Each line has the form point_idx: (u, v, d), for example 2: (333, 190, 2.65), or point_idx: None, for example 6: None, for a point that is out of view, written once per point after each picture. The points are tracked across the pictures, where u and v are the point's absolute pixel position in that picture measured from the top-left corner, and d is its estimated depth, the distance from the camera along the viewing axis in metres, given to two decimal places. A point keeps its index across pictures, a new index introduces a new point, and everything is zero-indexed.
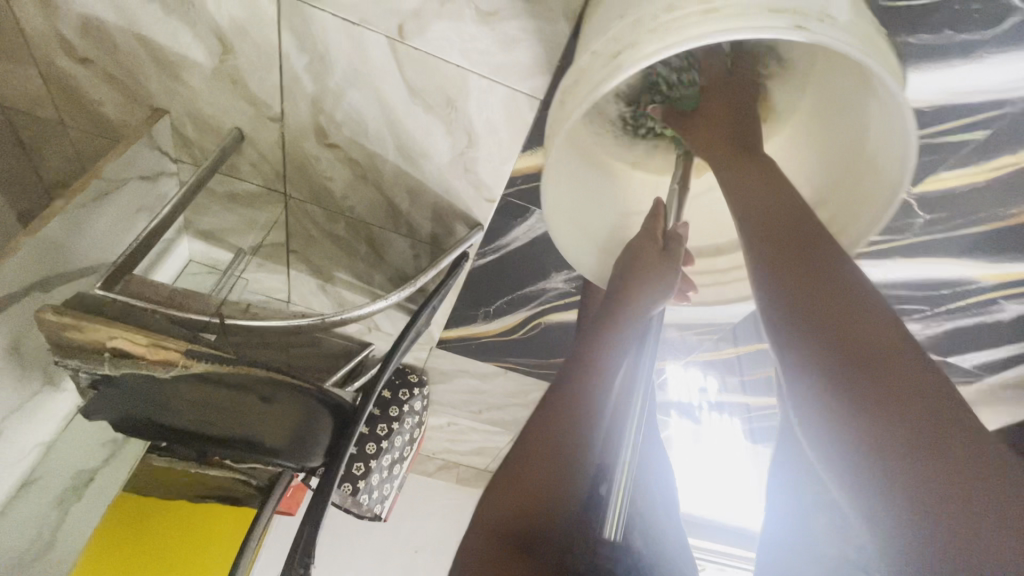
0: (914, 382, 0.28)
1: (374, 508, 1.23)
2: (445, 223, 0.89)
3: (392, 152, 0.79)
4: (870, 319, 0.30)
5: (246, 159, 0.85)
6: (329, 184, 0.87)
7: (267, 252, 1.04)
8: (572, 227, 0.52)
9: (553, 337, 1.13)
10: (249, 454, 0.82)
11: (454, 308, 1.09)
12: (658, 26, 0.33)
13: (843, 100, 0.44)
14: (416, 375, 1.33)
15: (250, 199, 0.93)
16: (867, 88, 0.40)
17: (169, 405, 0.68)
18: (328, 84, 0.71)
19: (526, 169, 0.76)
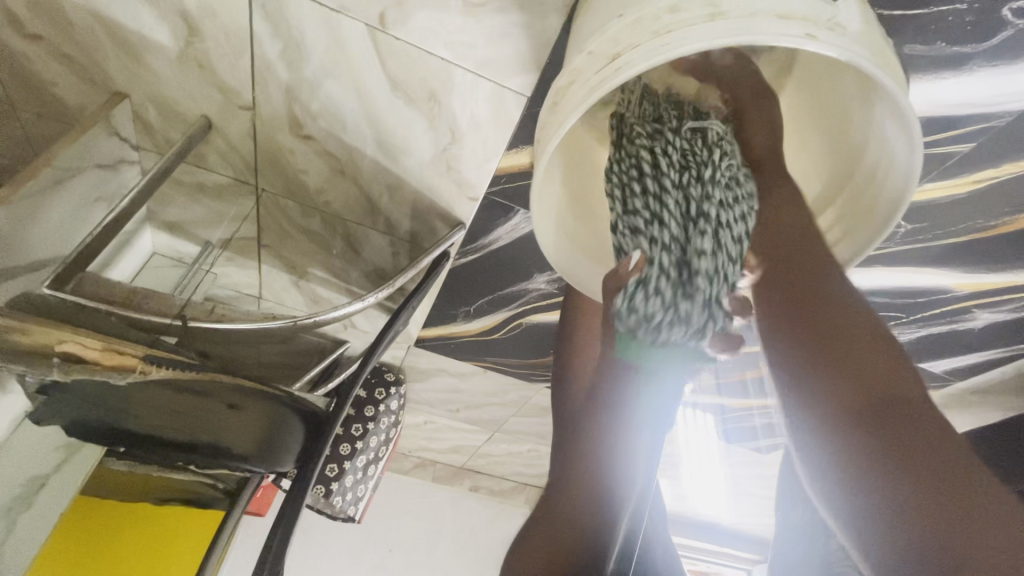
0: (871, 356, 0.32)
1: (347, 510, 1.20)
2: (425, 221, 0.86)
3: (371, 147, 0.75)
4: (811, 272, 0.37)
5: (215, 148, 0.80)
6: (304, 177, 0.83)
7: (236, 245, 1.00)
8: (563, 231, 0.50)
9: (535, 337, 1.12)
10: (214, 459, 0.79)
11: (433, 307, 1.07)
12: (664, 30, 0.31)
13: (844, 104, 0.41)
14: (393, 374, 1.29)
15: (219, 191, 0.89)
16: (865, 97, 0.39)
17: (127, 410, 0.64)
18: (303, 73, 0.67)
19: (511, 168, 0.74)
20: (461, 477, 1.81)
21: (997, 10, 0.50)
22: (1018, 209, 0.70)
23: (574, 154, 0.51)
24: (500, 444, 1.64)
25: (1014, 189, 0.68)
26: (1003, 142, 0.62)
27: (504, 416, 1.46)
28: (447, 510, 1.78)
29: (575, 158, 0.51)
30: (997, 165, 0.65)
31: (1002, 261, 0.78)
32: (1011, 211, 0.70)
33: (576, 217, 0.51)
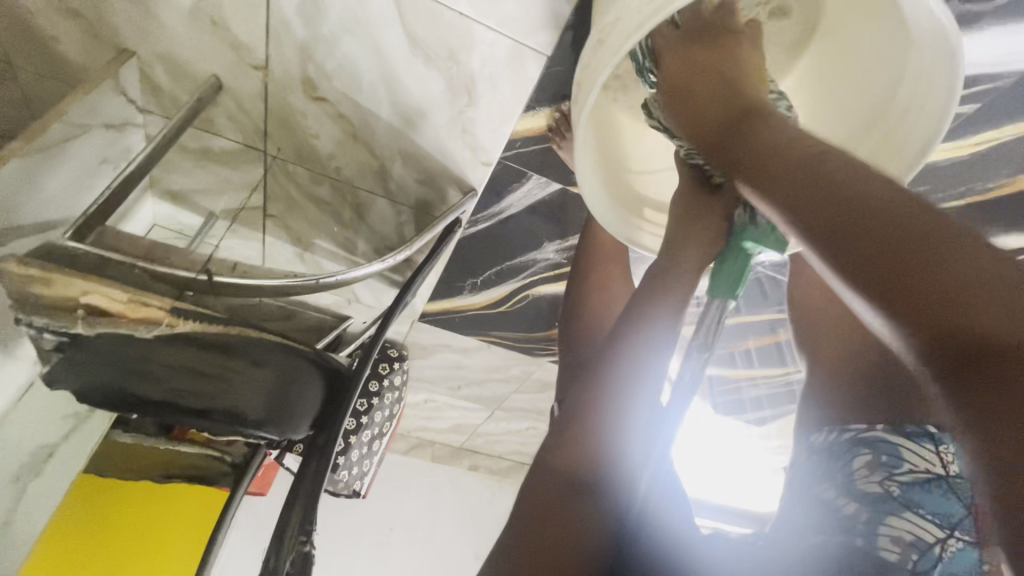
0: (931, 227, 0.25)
1: (353, 485, 1.20)
2: (438, 187, 0.86)
3: (385, 109, 0.75)
4: (851, 180, 0.28)
5: (223, 111, 0.78)
6: (315, 142, 0.82)
7: (239, 215, 0.98)
8: (603, 194, 0.51)
9: (540, 310, 1.13)
10: (229, 426, 0.78)
11: (440, 279, 1.07)
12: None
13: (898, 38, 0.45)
14: (397, 350, 1.29)
15: (226, 158, 0.87)
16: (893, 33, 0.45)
17: (145, 372, 0.63)
18: (320, 30, 0.66)
19: (527, 131, 0.74)
20: (459, 457, 1.81)
21: None
22: (1015, 172, 0.73)
23: (604, 118, 0.52)
24: (500, 422, 1.66)
25: (1013, 151, 0.70)
26: (1009, 104, 0.65)
27: (506, 393, 1.48)
28: (446, 491, 1.79)
29: (607, 123, 0.53)
30: (998, 127, 0.67)
31: (997, 225, 0.81)
32: (1009, 174, 0.74)
33: (614, 172, 0.52)
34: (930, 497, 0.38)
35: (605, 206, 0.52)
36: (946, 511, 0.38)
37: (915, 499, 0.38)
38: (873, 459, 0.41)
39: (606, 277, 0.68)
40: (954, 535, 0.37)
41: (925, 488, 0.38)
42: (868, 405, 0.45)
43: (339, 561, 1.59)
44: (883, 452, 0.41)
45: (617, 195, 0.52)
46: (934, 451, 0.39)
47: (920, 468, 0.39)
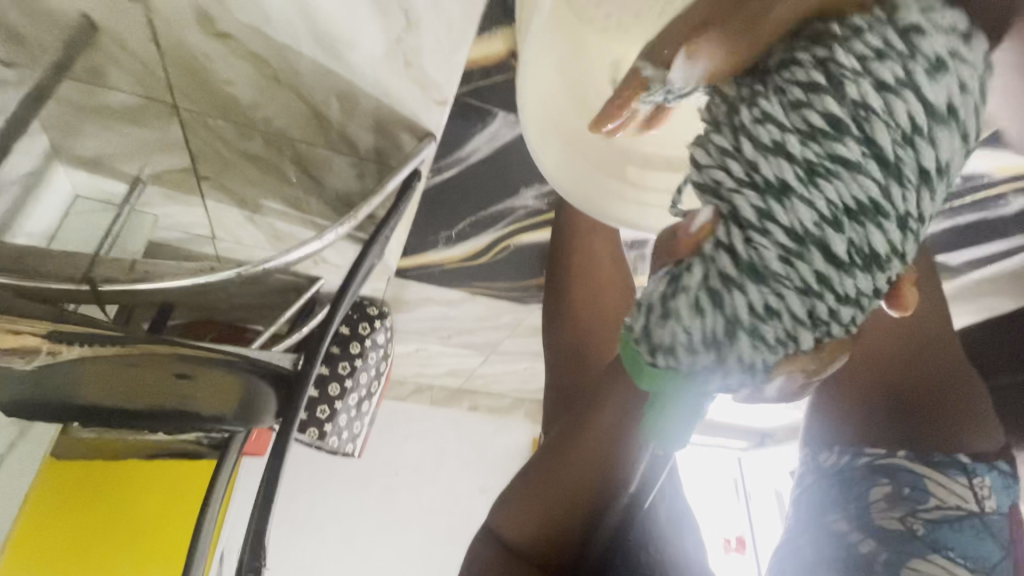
0: None
1: (345, 448, 1.17)
2: (388, 134, 0.72)
3: (307, 43, 0.60)
4: None
5: (109, 59, 0.63)
6: (231, 90, 0.67)
7: (169, 179, 0.85)
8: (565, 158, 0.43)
9: (525, 258, 1.03)
10: (188, 422, 0.71)
11: (410, 234, 0.95)
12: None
13: None
14: (376, 307, 1.20)
15: (132, 115, 0.72)
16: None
17: (61, 387, 0.55)
18: None
19: (485, 60, 0.60)
20: (459, 398, 1.80)
21: None
22: None
23: (581, 59, 0.42)
24: (496, 365, 1.62)
25: None
26: None
27: (499, 339, 1.41)
28: (448, 432, 1.79)
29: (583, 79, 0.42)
30: None
31: None
32: None
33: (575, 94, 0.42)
34: (961, 538, 0.32)
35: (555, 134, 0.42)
36: (984, 553, 0.32)
37: (945, 541, 0.32)
38: (894, 491, 0.34)
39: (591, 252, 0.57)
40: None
41: (956, 526, 0.32)
42: (890, 419, 0.36)
43: (349, 506, 1.63)
44: (905, 482, 0.34)
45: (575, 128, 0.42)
46: (967, 483, 0.34)
47: (950, 504, 0.33)
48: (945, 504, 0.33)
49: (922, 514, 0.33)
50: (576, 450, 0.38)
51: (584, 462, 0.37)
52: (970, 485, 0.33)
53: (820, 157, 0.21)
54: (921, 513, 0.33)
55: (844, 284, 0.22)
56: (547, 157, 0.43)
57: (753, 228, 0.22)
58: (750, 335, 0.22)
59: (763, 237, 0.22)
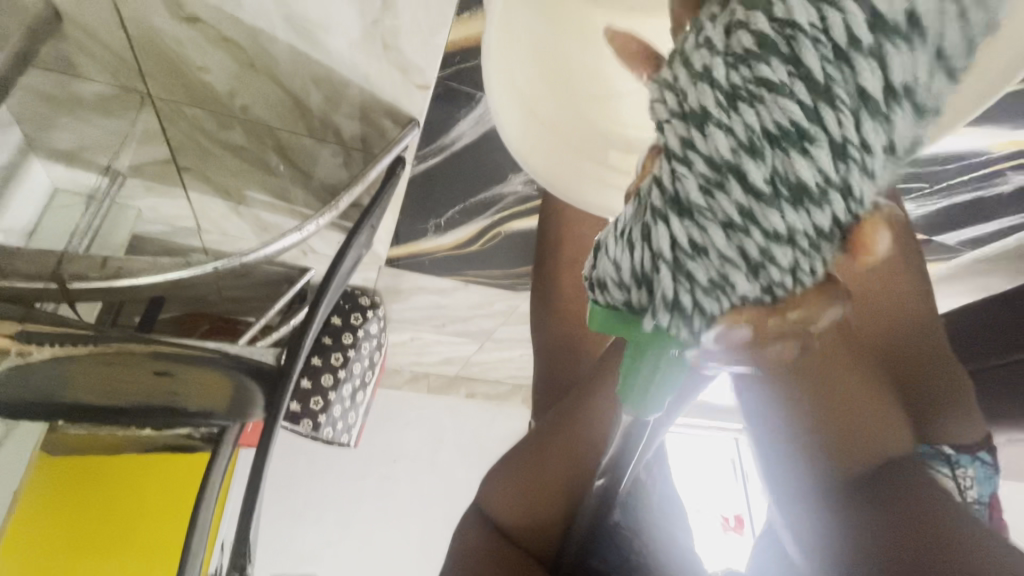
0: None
1: (341, 438, 1.17)
2: (369, 121, 0.70)
3: (279, 26, 0.58)
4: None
5: (77, 47, 0.61)
6: (205, 77, 0.65)
7: (149, 171, 0.83)
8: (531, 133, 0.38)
9: (517, 245, 1.01)
10: (177, 417, 0.71)
11: (398, 222, 0.94)
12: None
13: None
14: (368, 297, 1.20)
15: (106, 106, 0.70)
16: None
17: (41, 386, 0.54)
18: None
19: (465, 41, 0.58)
20: (456, 386, 1.81)
21: None
22: None
23: (565, 30, 0.37)
24: (491, 352, 1.61)
25: None
26: None
27: (493, 326, 1.41)
28: (446, 419, 1.80)
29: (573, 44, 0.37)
30: None
31: None
32: None
33: (558, 76, 0.37)
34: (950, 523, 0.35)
35: (535, 114, 0.37)
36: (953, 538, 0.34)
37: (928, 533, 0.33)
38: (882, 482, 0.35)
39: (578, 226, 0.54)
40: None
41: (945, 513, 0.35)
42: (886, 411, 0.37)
43: (349, 494, 1.64)
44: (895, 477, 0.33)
45: (560, 105, 0.38)
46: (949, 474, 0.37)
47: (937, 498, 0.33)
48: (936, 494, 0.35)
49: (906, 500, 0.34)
50: (562, 438, 0.38)
51: (565, 454, 0.37)
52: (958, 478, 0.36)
53: (745, 80, 0.16)
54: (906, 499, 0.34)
55: (780, 219, 0.16)
56: (514, 129, 0.37)
57: (675, 162, 0.18)
58: (675, 290, 0.18)
59: (684, 166, 0.17)
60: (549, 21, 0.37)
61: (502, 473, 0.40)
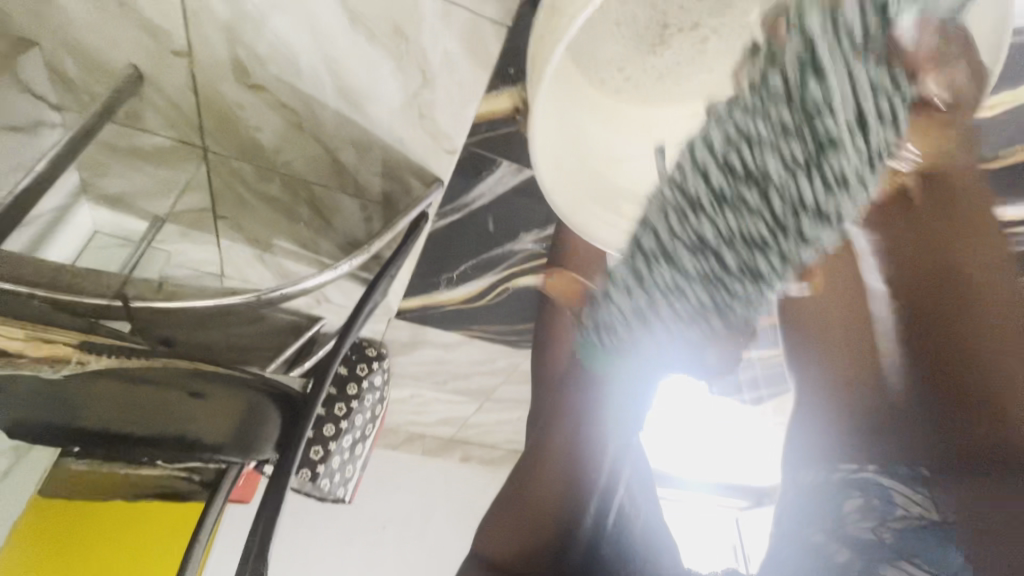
0: None
1: (336, 492, 1.15)
2: (399, 180, 0.78)
3: (332, 95, 0.67)
4: None
5: (150, 106, 0.70)
6: (258, 136, 0.73)
7: (187, 218, 0.90)
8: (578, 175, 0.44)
9: (522, 302, 1.06)
10: (185, 452, 0.72)
11: (413, 275, 1.00)
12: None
13: None
14: (374, 349, 1.23)
15: (162, 157, 0.78)
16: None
17: (70, 406, 0.56)
18: (244, 7, 0.57)
19: (492, 114, 0.67)
20: (451, 449, 1.77)
21: None
22: None
23: (589, 110, 0.45)
24: (490, 413, 1.61)
25: None
26: None
27: (493, 385, 1.42)
28: (438, 483, 1.76)
29: (614, 110, 0.46)
30: None
31: None
32: None
33: (585, 149, 0.45)
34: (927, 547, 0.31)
35: (567, 174, 0.44)
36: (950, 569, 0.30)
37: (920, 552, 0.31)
38: (866, 503, 0.34)
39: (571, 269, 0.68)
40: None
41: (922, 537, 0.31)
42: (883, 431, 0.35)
43: (333, 562, 1.56)
44: (875, 494, 0.33)
45: (582, 167, 0.45)
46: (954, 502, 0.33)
47: (914, 513, 0.32)
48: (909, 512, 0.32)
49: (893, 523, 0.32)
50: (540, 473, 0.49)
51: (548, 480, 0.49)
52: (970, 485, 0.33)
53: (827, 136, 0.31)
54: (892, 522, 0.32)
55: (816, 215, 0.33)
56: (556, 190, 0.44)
57: (680, 214, 0.30)
58: None
59: None
60: (577, 107, 0.45)
61: (495, 517, 0.49)
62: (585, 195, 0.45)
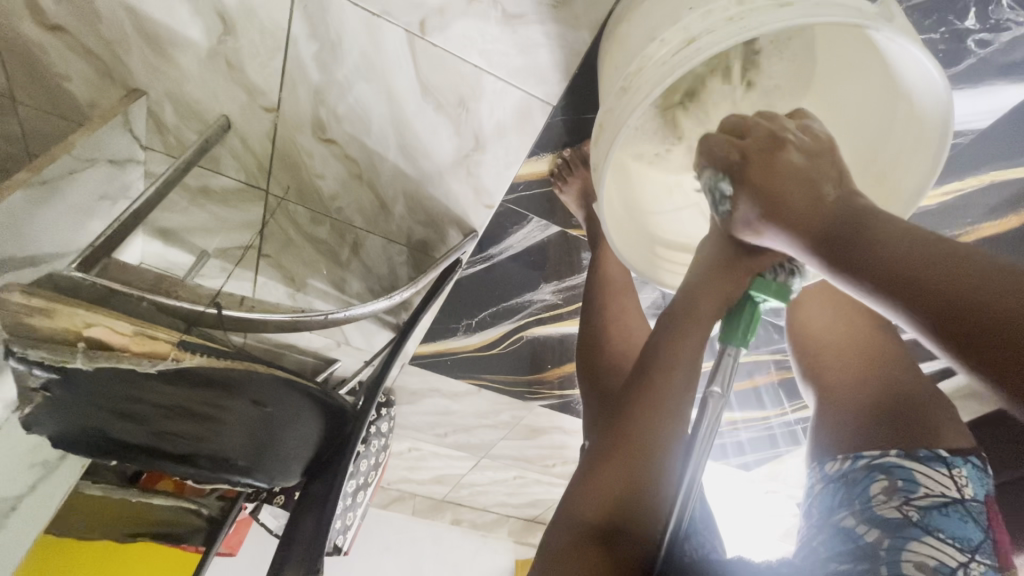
0: (926, 406, 0.51)
1: (335, 540, 1.12)
2: (438, 228, 0.87)
3: (393, 151, 0.77)
4: (913, 384, 0.53)
5: (229, 151, 0.79)
6: (319, 182, 0.82)
7: (232, 255, 0.96)
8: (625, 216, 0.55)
9: (534, 352, 1.13)
10: (214, 474, 0.73)
11: (434, 320, 1.06)
12: (794, 1, 0.35)
13: (868, 99, 0.49)
14: (383, 395, 1.25)
15: (225, 197, 0.86)
16: (885, 68, 0.47)
17: (131, 413, 0.60)
18: (335, 75, 0.69)
19: (531, 175, 0.77)
20: (441, 510, 1.74)
21: (964, 39, 0.60)
22: (978, 219, 0.80)
23: (627, 170, 0.56)
24: (486, 471, 1.60)
25: (976, 201, 0.77)
26: (970, 158, 0.72)
27: (494, 440, 1.44)
28: (427, 546, 1.70)
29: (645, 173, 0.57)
30: (959, 178, 0.74)
31: None
32: (972, 221, 0.80)
33: (625, 202, 0.55)
34: (948, 521, 0.43)
35: (615, 220, 0.53)
36: (962, 534, 0.43)
37: (936, 523, 0.43)
38: (890, 484, 0.46)
39: (623, 310, 0.68)
40: (973, 557, 0.42)
41: (943, 511, 0.43)
42: (874, 432, 0.51)
43: None
44: (898, 476, 0.46)
45: (625, 216, 0.55)
46: (947, 473, 0.45)
47: (936, 492, 0.44)
48: (930, 493, 0.44)
49: (914, 504, 0.44)
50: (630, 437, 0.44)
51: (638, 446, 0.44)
52: (957, 476, 0.45)
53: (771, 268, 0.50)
54: (913, 502, 0.44)
55: None
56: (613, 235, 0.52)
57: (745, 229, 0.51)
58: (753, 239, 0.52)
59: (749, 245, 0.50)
60: (619, 171, 0.55)
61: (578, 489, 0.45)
62: (627, 242, 0.55)
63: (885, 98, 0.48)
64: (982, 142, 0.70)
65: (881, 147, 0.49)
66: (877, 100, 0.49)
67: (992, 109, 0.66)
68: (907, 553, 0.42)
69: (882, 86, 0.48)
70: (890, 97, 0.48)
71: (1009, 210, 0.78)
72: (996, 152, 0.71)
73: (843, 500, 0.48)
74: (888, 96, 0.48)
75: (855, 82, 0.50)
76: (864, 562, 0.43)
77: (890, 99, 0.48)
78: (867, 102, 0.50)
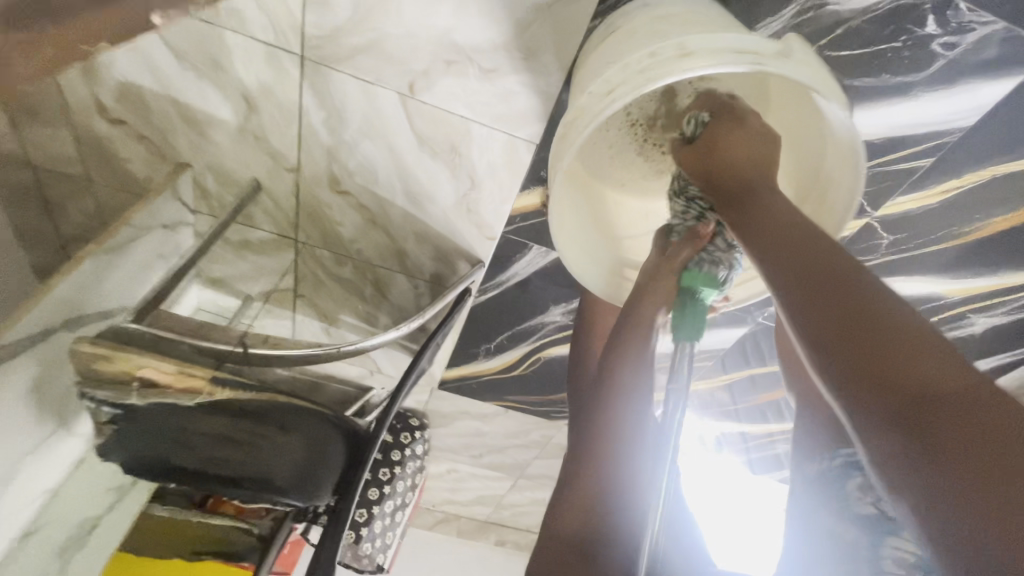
0: None
1: (377, 557, 1.20)
2: (448, 261, 0.94)
3: (400, 197, 0.85)
4: None
5: (261, 208, 0.90)
6: (340, 229, 0.92)
7: (273, 297, 1.08)
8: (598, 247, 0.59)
9: (554, 371, 1.16)
10: (258, 495, 0.82)
11: (456, 346, 1.12)
12: (692, 52, 0.40)
13: (802, 127, 0.53)
14: (417, 419, 1.33)
15: (262, 247, 0.98)
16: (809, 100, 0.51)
17: (183, 441, 0.70)
18: (343, 136, 0.78)
19: (525, 207, 0.83)
20: (486, 532, 1.77)
21: (928, 45, 0.61)
22: (988, 215, 0.77)
23: (594, 200, 0.61)
24: (524, 491, 1.63)
25: (981, 196, 0.75)
26: (962, 154, 0.71)
27: (528, 459, 1.47)
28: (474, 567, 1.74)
29: (614, 202, 0.62)
30: (957, 176, 0.73)
31: (990, 265, 0.83)
32: (982, 217, 0.77)
33: (593, 231, 0.60)
34: None
35: (582, 247, 0.58)
36: None
37: None
38: (866, 483, 0.47)
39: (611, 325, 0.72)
40: None
41: None
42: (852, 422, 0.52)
43: None
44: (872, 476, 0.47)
45: (594, 243, 0.59)
46: None
47: None
48: None
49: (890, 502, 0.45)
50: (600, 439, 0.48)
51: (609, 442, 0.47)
52: None
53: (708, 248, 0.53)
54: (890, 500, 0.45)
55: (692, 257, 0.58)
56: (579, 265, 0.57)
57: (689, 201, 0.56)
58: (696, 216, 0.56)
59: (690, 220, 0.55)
60: (584, 202, 0.60)
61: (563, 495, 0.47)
62: (597, 265, 0.59)
63: (814, 126, 0.52)
64: (973, 138, 0.69)
65: (819, 170, 0.52)
66: (809, 129, 0.53)
67: (976, 106, 0.65)
68: (887, 553, 0.45)
69: (810, 116, 0.52)
70: (818, 128, 0.51)
71: (1019, 204, 0.75)
72: (989, 147, 0.69)
73: (829, 498, 0.50)
74: (813, 124, 0.52)
75: (792, 111, 0.54)
76: (851, 563, 0.47)
77: (818, 128, 0.51)
78: (800, 131, 0.53)
